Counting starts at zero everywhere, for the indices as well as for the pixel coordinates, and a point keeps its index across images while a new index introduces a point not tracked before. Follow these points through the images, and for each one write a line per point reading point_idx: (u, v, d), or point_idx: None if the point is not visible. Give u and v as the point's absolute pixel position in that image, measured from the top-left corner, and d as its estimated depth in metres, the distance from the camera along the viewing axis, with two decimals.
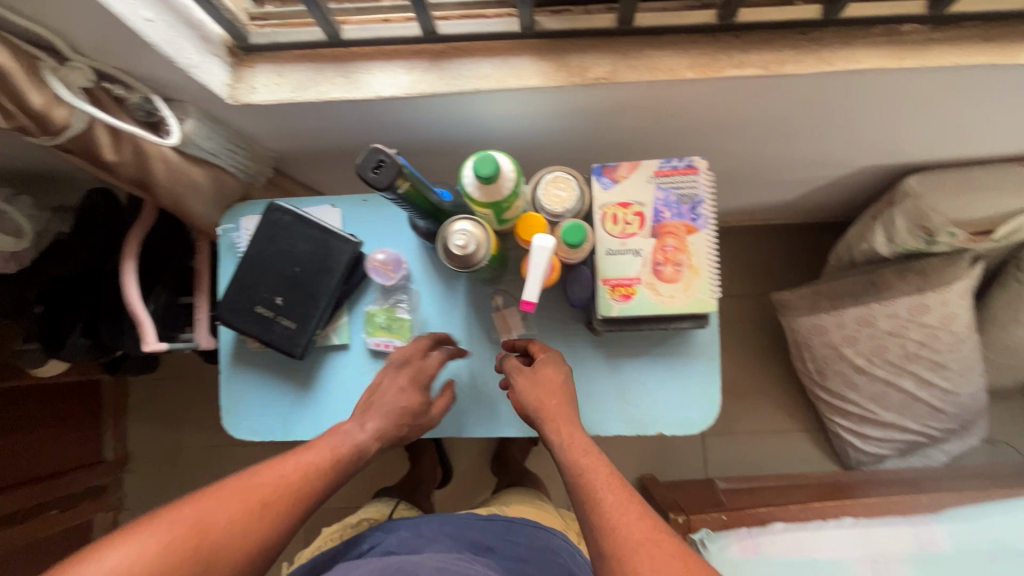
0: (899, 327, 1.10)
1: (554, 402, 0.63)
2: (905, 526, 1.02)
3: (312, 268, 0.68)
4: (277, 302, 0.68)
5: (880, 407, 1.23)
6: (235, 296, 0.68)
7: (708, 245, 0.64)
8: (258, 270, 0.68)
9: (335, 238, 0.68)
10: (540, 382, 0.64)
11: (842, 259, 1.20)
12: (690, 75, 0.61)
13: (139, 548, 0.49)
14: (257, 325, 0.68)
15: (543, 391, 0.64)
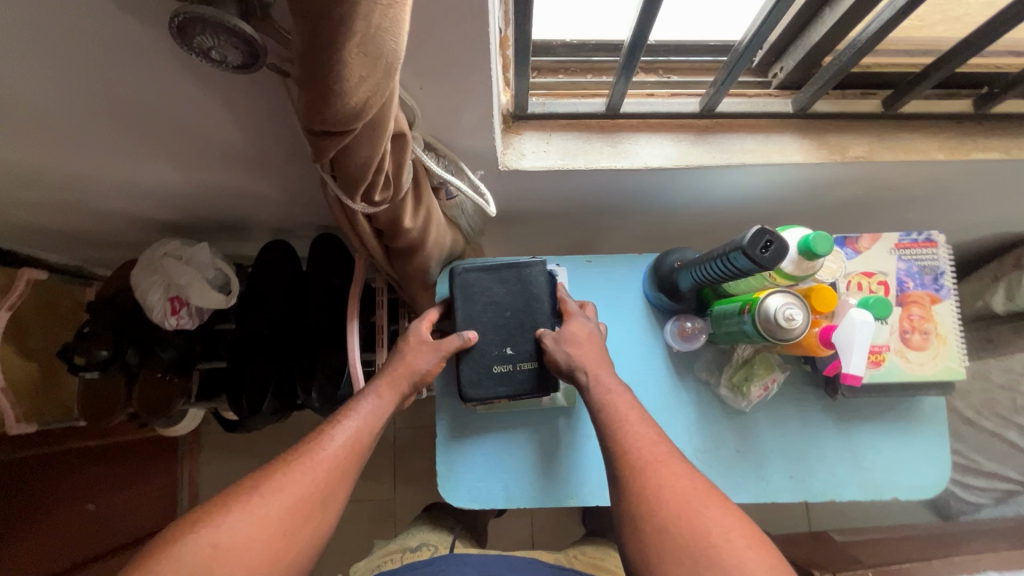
0: (1012, 381, 1.15)
1: (590, 353, 0.63)
2: None
3: (520, 307, 0.66)
4: (509, 352, 0.66)
5: (982, 456, 1.22)
6: (472, 366, 0.65)
7: (952, 314, 0.67)
8: (477, 331, 0.66)
9: (524, 267, 0.67)
10: (569, 334, 0.64)
11: None
12: (940, 156, 0.65)
13: (245, 529, 0.48)
14: (507, 384, 0.65)
15: (575, 343, 0.63)
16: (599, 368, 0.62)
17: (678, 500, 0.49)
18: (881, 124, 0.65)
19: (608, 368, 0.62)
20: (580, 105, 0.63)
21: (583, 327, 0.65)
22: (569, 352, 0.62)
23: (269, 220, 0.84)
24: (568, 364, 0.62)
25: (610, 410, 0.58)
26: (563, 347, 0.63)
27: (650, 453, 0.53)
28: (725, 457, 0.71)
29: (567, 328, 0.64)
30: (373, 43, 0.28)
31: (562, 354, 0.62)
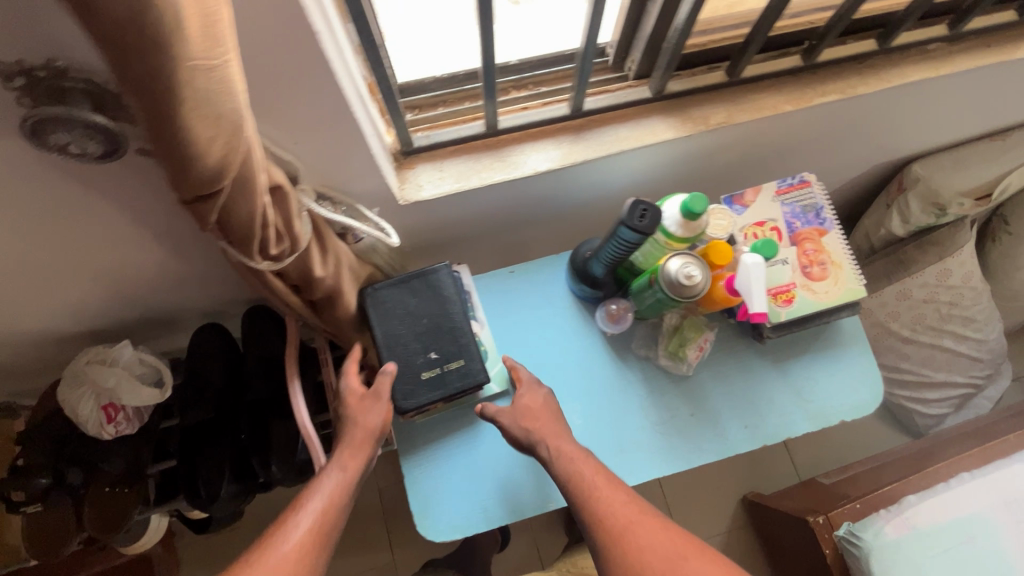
0: (931, 294, 1.24)
1: (547, 423, 0.66)
2: (1017, 464, 1.05)
3: (436, 311, 0.70)
4: (434, 356, 0.69)
5: (930, 368, 1.33)
6: (401, 380, 0.68)
7: (840, 241, 0.74)
8: (398, 347, 0.68)
9: (429, 273, 0.71)
10: (524, 411, 0.67)
11: (861, 248, 1.36)
12: (789, 107, 0.72)
13: None
14: (436, 388, 0.68)
15: (529, 419, 0.66)
16: (555, 439, 0.65)
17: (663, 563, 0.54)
18: (732, 90, 0.73)
19: (567, 435, 0.66)
20: (463, 130, 0.68)
21: (535, 397, 0.68)
22: (529, 427, 0.65)
23: (195, 307, 0.84)
24: (529, 438, 0.65)
25: (578, 481, 0.61)
26: (520, 421, 0.66)
27: (624, 515, 0.58)
28: (682, 423, 0.74)
29: (522, 403, 0.68)
30: (213, 105, 0.31)
31: (522, 429, 0.66)
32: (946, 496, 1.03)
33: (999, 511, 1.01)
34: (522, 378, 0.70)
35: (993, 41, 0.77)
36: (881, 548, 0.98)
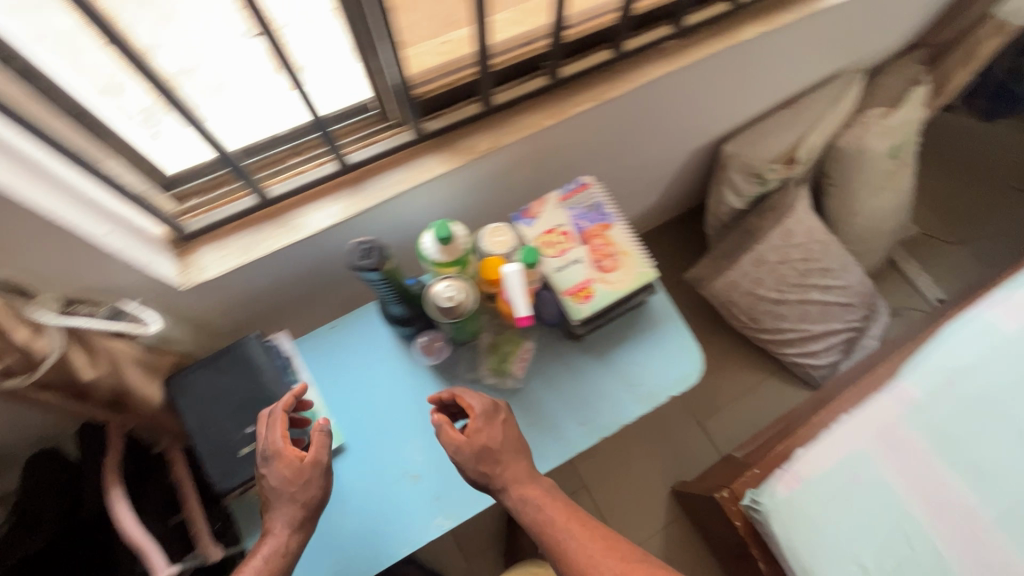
0: (783, 254, 1.32)
1: (505, 462, 0.66)
2: (884, 396, 1.06)
3: (247, 383, 0.70)
4: (252, 430, 0.68)
5: (808, 322, 1.40)
6: (219, 461, 0.67)
7: (625, 232, 0.79)
8: (212, 428, 0.68)
9: (237, 347, 0.71)
10: (479, 452, 0.66)
11: (716, 226, 1.44)
12: (548, 122, 0.78)
13: None
14: (257, 460, 0.67)
15: (483, 461, 0.66)
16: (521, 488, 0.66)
17: None
18: (494, 118, 0.78)
19: (529, 478, 0.67)
20: (236, 206, 0.70)
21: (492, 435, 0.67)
22: (487, 473, 0.66)
23: (23, 437, 0.81)
24: (490, 484, 0.66)
25: (546, 526, 0.64)
26: (477, 465, 0.66)
27: (587, 556, 0.61)
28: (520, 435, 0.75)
29: (474, 438, 0.66)
30: None
31: (479, 471, 0.66)
32: (822, 448, 1.03)
33: (874, 448, 1.01)
34: (468, 407, 0.68)
35: (719, 29, 0.86)
36: (778, 513, 0.99)
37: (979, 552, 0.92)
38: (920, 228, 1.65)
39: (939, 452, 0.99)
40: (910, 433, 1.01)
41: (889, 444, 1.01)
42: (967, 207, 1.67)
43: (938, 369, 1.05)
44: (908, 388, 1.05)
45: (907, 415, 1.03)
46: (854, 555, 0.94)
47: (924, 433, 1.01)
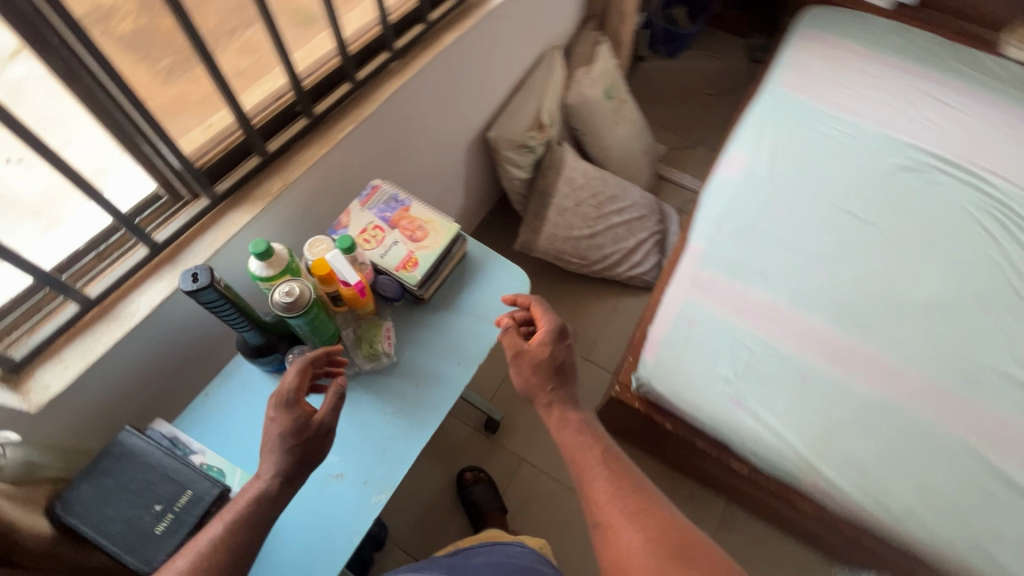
0: (574, 197, 1.60)
1: (547, 378, 0.85)
2: (687, 257, 1.41)
3: (137, 471, 0.72)
4: (158, 507, 0.69)
5: (621, 241, 1.69)
6: (134, 550, 0.66)
7: (422, 207, 0.96)
8: (116, 526, 0.68)
9: (114, 446, 0.73)
10: (529, 361, 0.85)
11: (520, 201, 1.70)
12: (322, 151, 0.93)
13: None
14: (175, 530, 0.68)
15: (529, 375, 0.85)
16: (560, 405, 0.84)
17: (613, 520, 0.73)
18: (276, 163, 0.91)
19: (569, 404, 0.85)
20: (59, 318, 0.72)
21: (550, 344, 0.85)
22: (533, 381, 0.85)
23: None
24: (529, 394, 0.86)
25: (576, 455, 0.81)
26: (528, 372, 0.85)
27: (600, 486, 0.76)
28: (413, 395, 0.85)
29: (529, 352, 0.85)
30: None
31: (528, 381, 0.85)
32: (665, 308, 1.32)
33: (694, 293, 1.33)
34: (539, 329, 0.86)
35: (426, 45, 1.10)
36: (656, 372, 1.23)
37: (784, 327, 1.28)
38: (667, 145, 2.09)
39: (735, 275, 1.36)
40: (713, 271, 1.36)
41: (699, 285, 1.34)
42: (688, 120, 2.16)
43: (716, 227, 1.44)
44: (699, 244, 1.42)
45: (706, 260, 1.39)
46: (717, 369, 1.21)
47: (722, 266, 1.37)
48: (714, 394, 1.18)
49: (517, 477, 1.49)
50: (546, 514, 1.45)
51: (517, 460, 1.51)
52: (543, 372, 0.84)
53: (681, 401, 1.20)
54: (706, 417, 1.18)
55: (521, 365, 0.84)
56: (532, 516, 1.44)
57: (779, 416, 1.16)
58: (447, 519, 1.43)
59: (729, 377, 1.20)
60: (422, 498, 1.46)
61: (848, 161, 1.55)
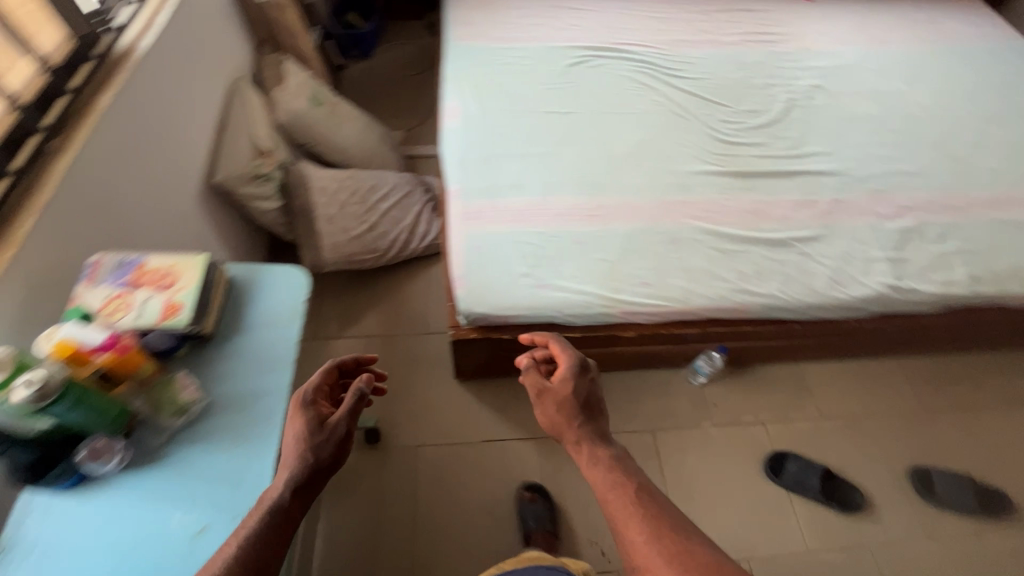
0: (333, 203, 1.67)
1: (571, 415, 1.09)
2: (452, 199, 1.56)
3: None
4: None
5: (400, 221, 1.80)
6: None
7: (159, 256, 0.92)
8: None
9: None
10: (561, 403, 1.09)
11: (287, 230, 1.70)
12: (9, 250, 0.85)
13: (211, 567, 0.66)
14: None
15: (560, 419, 1.11)
16: (586, 439, 1.07)
17: (631, 546, 0.88)
18: None
19: (581, 433, 1.08)
20: None
21: (569, 378, 1.12)
22: (565, 419, 1.10)
23: None
24: (559, 432, 1.10)
25: (600, 480, 1.00)
26: (560, 411, 1.10)
27: (618, 512, 0.93)
28: (241, 419, 0.85)
29: (555, 393, 1.11)
30: None
31: (557, 417, 1.10)
32: (455, 246, 1.45)
33: (470, 223, 1.48)
34: (573, 371, 1.11)
35: (81, 113, 1.04)
36: (474, 298, 1.36)
37: (547, 214, 1.51)
38: (402, 127, 2.25)
39: (495, 195, 1.55)
40: (477, 200, 1.54)
41: (472, 215, 1.50)
42: (410, 102, 2.34)
43: (463, 168, 1.61)
44: (456, 185, 1.58)
45: (467, 194, 1.55)
46: (517, 271, 1.40)
47: (481, 193, 1.55)
48: (523, 289, 1.37)
49: (423, 462, 1.54)
50: (463, 475, 1.53)
51: (416, 449, 1.55)
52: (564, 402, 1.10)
53: (504, 308, 1.36)
54: (527, 310, 1.36)
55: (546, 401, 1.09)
56: (453, 484, 1.51)
57: (574, 278, 1.40)
58: (380, 540, 1.43)
59: (528, 271, 1.40)
60: (347, 538, 1.43)
61: (534, 75, 1.87)
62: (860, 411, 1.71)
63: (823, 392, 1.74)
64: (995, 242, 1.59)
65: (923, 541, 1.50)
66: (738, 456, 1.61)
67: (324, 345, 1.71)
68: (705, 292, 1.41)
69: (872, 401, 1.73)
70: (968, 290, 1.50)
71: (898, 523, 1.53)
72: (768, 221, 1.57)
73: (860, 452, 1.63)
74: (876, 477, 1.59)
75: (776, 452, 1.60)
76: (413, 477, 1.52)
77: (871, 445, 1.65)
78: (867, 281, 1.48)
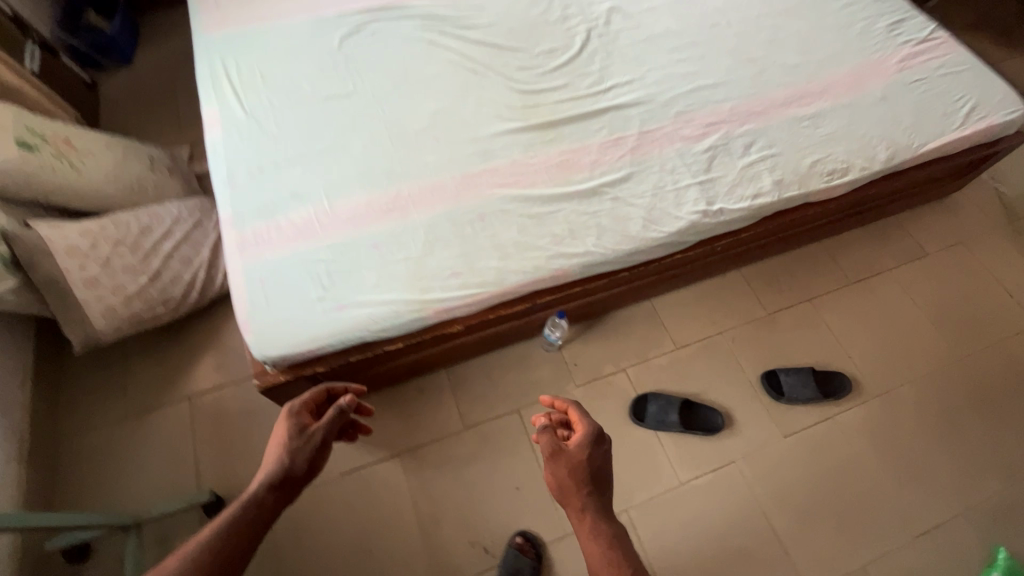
0: (92, 263, 1.41)
1: (581, 475, 1.16)
2: (226, 229, 1.34)
3: None
4: None
5: (191, 259, 1.57)
6: None
7: None
8: None
9: None
10: (582, 465, 1.16)
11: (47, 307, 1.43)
12: None
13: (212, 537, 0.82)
14: None
15: (568, 479, 1.15)
16: (592, 507, 1.12)
17: None
18: None
19: (605, 497, 1.15)
20: None
21: (583, 444, 1.17)
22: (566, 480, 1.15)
23: None
24: (567, 498, 1.14)
25: (595, 553, 1.07)
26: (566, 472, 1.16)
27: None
28: None
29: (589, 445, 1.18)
30: None
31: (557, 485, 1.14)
32: (235, 283, 1.26)
33: (249, 254, 1.29)
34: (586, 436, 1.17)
35: None
36: (266, 339, 1.20)
37: (338, 221, 1.35)
38: (186, 143, 1.96)
39: (274, 212, 1.36)
40: (254, 223, 1.34)
41: (250, 244, 1.31)
42: (190, 112, 2.02)
43: (234, 188, 1.39)
44: (228, 209, 1.37)
45: (243, 219, 1.35)
46: (310, 296, 1.25)
47: (259, 213, 1.35)
48: (321, 316, 1.23)
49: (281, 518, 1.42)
50: (325, 517, 1.42)
51: None
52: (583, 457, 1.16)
53: (302, 343, 1.21)
54: (330, 337, 1.22)
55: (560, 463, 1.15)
56: (316, 531, 1.41)
57: (378, 288, 1.26)
58: None
59: (323, 293, 1.25)
60: None
61: (302, 57, 1.63)
62: (712, 332, 1.75)
63: (676, 323, 1.75)
64: (795, 142, 1.61)
65: (780, 442, 1.59)
66: (604, 411, 1.60)
67: (139, 422, 1.50)
68: (519, 267, 1.33)
69: (721, 319, 1.77)
70: (775, 197, 1.52)
71: (758, 432, 1.60)
72: (576, 171, 1.49)
73: (717, 372, 1.68)
74: (733, 394, 1.65)
75: (638, 397, 1.60)
76: (272, 538, 1.39)
77: (725, 363, 1.70)
78: (680, 213, 1.45)
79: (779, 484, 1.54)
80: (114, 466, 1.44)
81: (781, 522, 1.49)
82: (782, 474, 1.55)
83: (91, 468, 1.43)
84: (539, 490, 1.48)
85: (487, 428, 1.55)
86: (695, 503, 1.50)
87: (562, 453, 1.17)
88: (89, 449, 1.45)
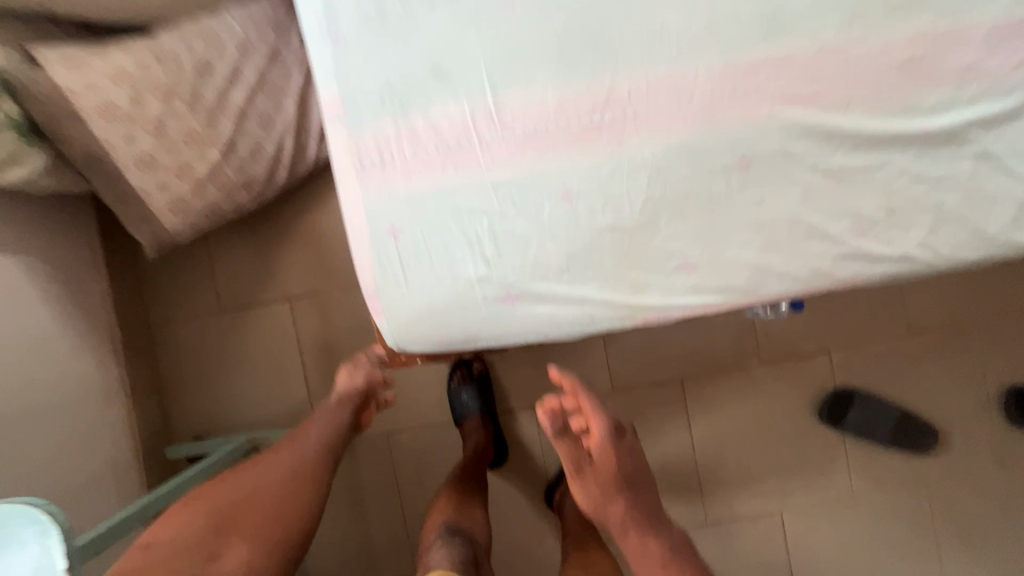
0: (139, 131, 0.97)
1: (606, 477, 0.89)
2: (333, 125, 0.84)
3: None
4: None
5: (272, 120, 1.08)
6: None
7: None
8: None
9: None
10: (605, 471, 0.88)
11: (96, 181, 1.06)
12: None
13: (269, 460, 0.90)
14: None
15: (593, 493, 0.89)
16: (635, 529, 0.88)
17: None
18: None
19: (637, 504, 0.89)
20: None
21: (611, 448, 0.88)
22: (592, 485, 0.89)
23: None
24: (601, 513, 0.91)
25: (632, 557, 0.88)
26: (590, 482, 0.90)
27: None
28: None
29: (603, 453, 0.88)
30: None
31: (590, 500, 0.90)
32: (357, 229, 0.85)
33: (375, 185, 0.83)
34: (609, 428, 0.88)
35: None
36: (407, 324, 0.87)
37: (510, 138, 0.82)
38: None
39: (407, 105, 0.82)
40: (378, 122, 0.82)
41: (374, 165, 0.83)
42: None
43: (337, 41, 0.82)
44: (331, 87, 0.82)
45: (358, 111, 0.83)
46: (466, 271, 0.84)
47: (383, 103, 0.82)
48: (481, 304, 0.85)
49: (399, 450, 1.29)
50: (446, 460, 1.29)
51: (386, 437, 1.29)
52: (606, 464, 0.88)
53: (455, 336, 0.88)
54: (492, 333, 0.87)
55: (586, 479, 0.90)
56: (435, 472, 1.29)
57: (565, 273, 0.84)
58: (371, 532, 1.30)
59: (485, 270, 0.84)
60: (331, 535, 1.30)
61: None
62: (964, 320, 1.27)
63: (918, 298, 1.26)
64: None
65: (995, 472, 1.26)
66: (786, 400, 1.27)
67: (237, 319, 1.28)
68: (786, 267, 0.84)
69: (986, 304, 1.26)
70: None
71: (971, 457, 1.27)
72: (928, 87, 0.82)
73: (947, 372, 1.27)
74: (958, 407, 1.27)
75: (837, 393, 1.25)
76: (390, 468, 1.29)
77: (964, 363, 1.27)
78: None
79: (978, 522, 1.26)
80: (215, 366, 1.28)
81: (962, 561, 1.26)
82: (985, 512, 1.26)
83: (194, 365, 1.29)
84: (683, 474, 1.28)
85: (638, 396, 1.27)
86: (863, 520, 1.27)
87: (585, 468, 0.89)
88: (188, 344, 1.28)
